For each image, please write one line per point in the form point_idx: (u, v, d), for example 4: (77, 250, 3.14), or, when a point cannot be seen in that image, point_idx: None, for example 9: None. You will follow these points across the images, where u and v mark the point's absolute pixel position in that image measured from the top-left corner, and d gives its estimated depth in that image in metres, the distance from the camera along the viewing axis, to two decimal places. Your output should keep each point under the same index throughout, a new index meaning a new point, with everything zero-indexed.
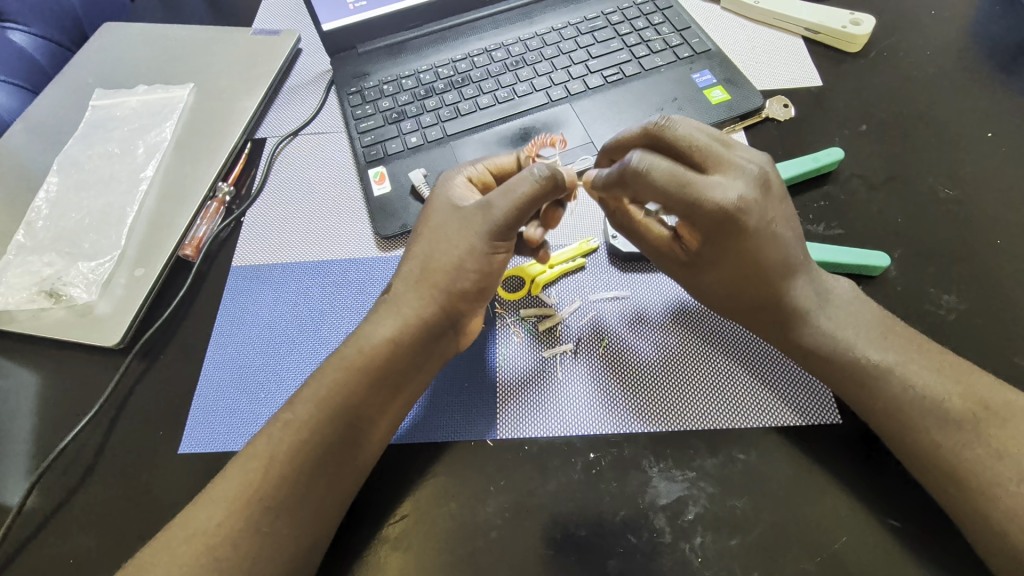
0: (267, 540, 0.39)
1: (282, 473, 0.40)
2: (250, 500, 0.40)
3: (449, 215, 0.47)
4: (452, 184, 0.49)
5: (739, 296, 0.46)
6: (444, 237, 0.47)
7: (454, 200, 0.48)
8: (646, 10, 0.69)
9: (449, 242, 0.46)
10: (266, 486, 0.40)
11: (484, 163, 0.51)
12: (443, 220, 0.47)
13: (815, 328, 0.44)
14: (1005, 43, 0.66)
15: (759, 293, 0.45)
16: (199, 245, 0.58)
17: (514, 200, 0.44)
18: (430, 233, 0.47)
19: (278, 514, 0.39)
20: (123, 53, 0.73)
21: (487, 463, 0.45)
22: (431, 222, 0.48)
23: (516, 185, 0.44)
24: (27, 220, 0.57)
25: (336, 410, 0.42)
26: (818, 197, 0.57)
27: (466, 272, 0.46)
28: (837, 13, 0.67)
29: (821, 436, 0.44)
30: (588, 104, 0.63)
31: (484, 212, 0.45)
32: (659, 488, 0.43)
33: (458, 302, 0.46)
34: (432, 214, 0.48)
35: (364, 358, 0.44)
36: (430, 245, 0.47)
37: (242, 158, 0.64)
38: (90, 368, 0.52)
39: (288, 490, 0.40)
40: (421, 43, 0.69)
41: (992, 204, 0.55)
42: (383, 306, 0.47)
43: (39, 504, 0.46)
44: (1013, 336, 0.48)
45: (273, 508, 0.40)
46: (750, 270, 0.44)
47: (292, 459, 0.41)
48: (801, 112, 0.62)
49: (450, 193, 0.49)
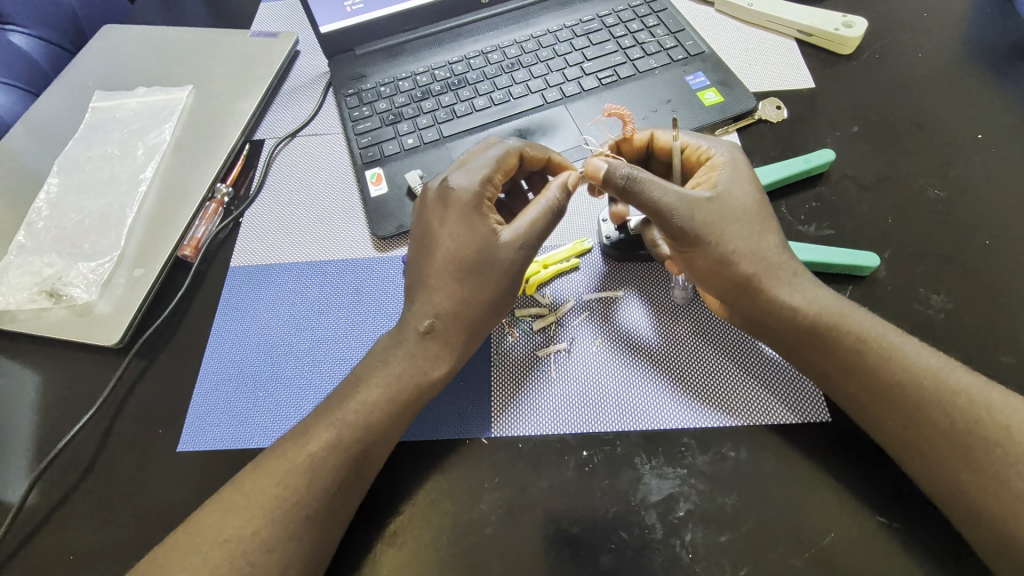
0: (266, 536, 0.39)
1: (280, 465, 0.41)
2: (251, 494, 0.41)
3: (479, 248, 0.46)
4: (472, 204, 0.47)
5: (740, 248, 0.46)
6: (477, 272, 0.46)
7: (477, 226, 0.47)
8: (640, 13, 0.70)
9: (483, 274, 0.46)
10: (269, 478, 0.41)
11: (492, 172, 0.49)
12: (472, 252, 0.46)
13: (802, 319, 0.46)
14: (995, 46, 0.67)
15: (757, 246, 0.47)
16: (197, 245, 0.58)
17: (541, 229, 0.48)
18: (459, 267, 0.47)
19: (277, 509, 0.40)
20: (122, 55, 0.74)
21: (482, 460, 0.45)
22: (459, 257, 0.47)
23: (541, 215, 0.47)
24: (28, 221, 0.58)
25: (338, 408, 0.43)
26: (810, 198, 0.57)
27: (501, 304, 0.48)
28: (830, 15, 0.68)
29: (811, 433, 0.44)
30: (583, 105, 0.64)
31: (517, 245, 0.47)
32: (651, 485, 0.43)
33: (471, 316, 0.47)
34: (456, 245, 0.47)
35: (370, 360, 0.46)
36: (464, 281, 0.46)
37: (241, 159, 0.65)
38: (91, 367, 0.53)
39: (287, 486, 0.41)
40: (418, 45, 0.70)
41: (981, 205, 0.55)
42: None
43: (41, 501, 0.47)
44: (1001, 335, 0.48)
45: (273, 503, 0.40)
46: (747, 220, 0.47)
47: (294, 454, 0.42)
48: (794, 113, 0.63)
49: (471, 217, 0.47)
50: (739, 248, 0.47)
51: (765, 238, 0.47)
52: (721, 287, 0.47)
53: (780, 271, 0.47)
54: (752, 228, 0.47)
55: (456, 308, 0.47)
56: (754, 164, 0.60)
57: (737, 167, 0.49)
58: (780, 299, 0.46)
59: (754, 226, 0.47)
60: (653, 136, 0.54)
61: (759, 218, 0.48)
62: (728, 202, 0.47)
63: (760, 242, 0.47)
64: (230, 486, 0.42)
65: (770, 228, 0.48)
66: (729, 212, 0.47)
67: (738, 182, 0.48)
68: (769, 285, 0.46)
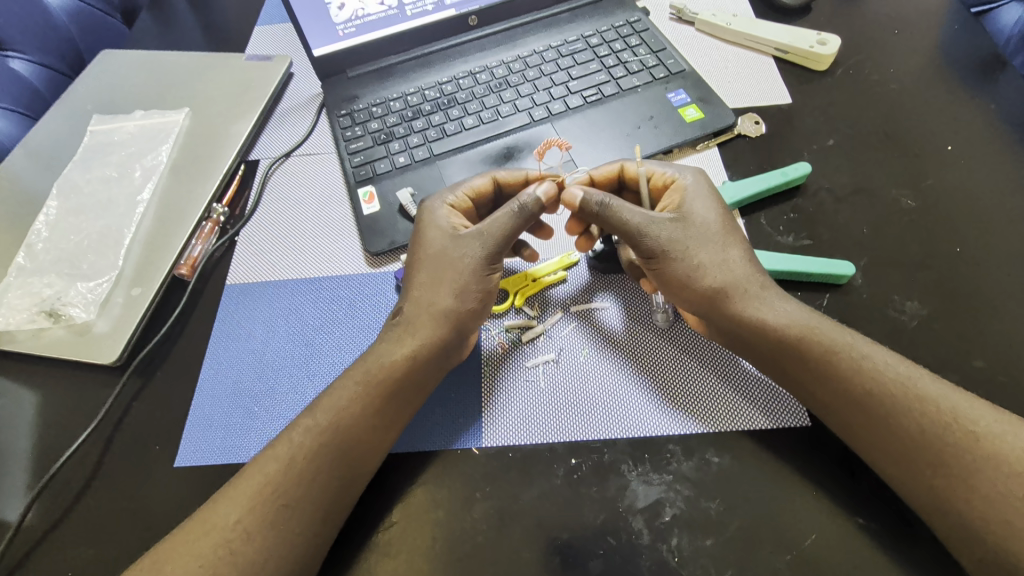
0: (266, 543, 0.40)
1: (283, 472, 0.42)
2: (251, 493, 0.42)
3: (444, 240, 0.51)
4: (438, 213, 0.53)
5: (702, 261, 0.49)
6: (441, 262, 0.50)
7: (442, 226, 0.52)
8: (623, 33, 0.73)
9: (452, 264, 0.50)
10: (274, 487, 0.42)
11: (463, 190, 0.55)
12: (437, 246, 0.51)
13: (783, 320, 0.47)
14: (962, 61, 0.70)
15: (721, 258, 0.50)
16: (194, 265, 0.60)
17: (502, 227, 0.51)
18: (429, 260, 0.51)
19: (275, 511, 0.41)
20: (120, 79, 0.75)
21: (473, 470, 0.46)
22: (430, 250, 0.51)
23: (501, 217, 0.51)
24: (28, 243, 0.59)
25: (338, 417, 0.45)
26: (788, 210, 0.59)
27: (469, 291, 0.50)
28: (805, 33, 0.71)
29: (791, 437, 0.46)
30: (569, 123, 0.66)
31: (479, 237, 0.51)
32: (638, 491, 0.44)
33: (462, 321, 0.49)
34: (428, 244, 0.51)
35: (380, 373, 0.47)
36: (434, 269, 0.50)
37: (237, 179, 0.67)
38: (89, 386, 0.54)
39: (290, 496, 0.42)
40: (408, 67, 0.73)
41: (953, 213, 0.58)
42: None
43: (39, 519, 0.48)
44: (974, 339, 0.50)
45: (273, 509, 0.41)
46: (711, 236, 0.50)
47: (297, 459, 0.43)
48: (772, 128, 0.65)
49: (437, 220, 0.52)
50: (703, 261, 0.49)
51: (730, 250, 0.50)
52: (691, 297, 0.49)
53: (747, 282, 0.49)
54: (716, 242, 0.50)
55: (447, 311, 0.49)
56: (734, 178, 0.62)
57: (701, 190, 0.53)
58: (751, 305, 0.48)
59: (720, 241, 0.50)
60: (623, 168, 0.56)
61: (722, 232, 0.51)
62: (691, 221, 0.51)
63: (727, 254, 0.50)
64: (226, 485, 0.43)
65: (735, 241, 0.51)
66: (693, 229, 0.50)
67: (701, 200, 0.52)
68: (738, 295, 0.48)
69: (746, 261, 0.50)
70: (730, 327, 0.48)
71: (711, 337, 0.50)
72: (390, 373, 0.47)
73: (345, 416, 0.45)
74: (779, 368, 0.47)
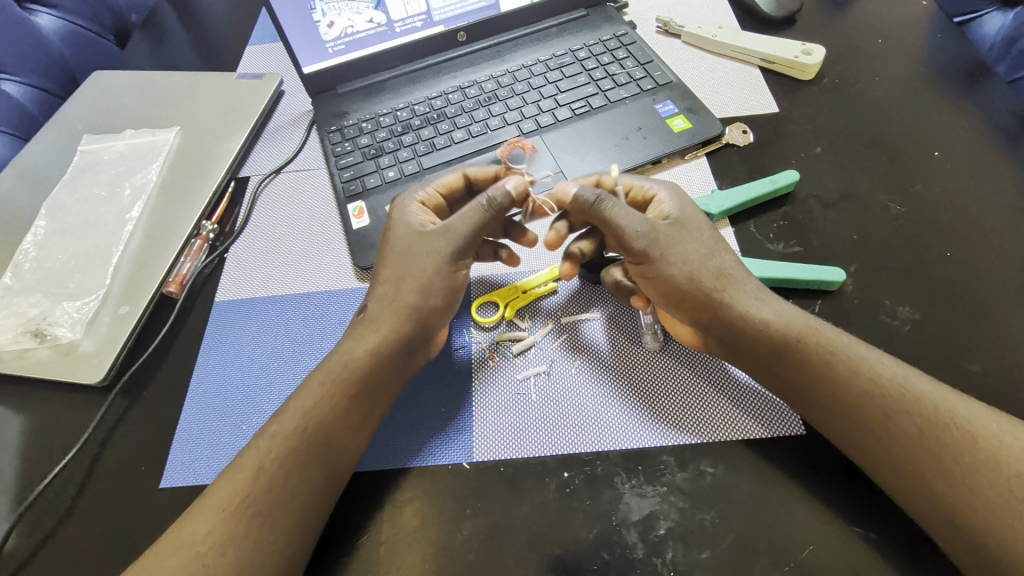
0: (243, 555, 0.39)
1: (258, 479, 0.41)
2: (228, 504, 0.41)
3: (411, 238, 0.51)
4: (408, 210, 0.53)
5: (698, 267, 0.48)
6: (408, 260, 0.50)
7: (411, 223, 0.52)
8: (611, 46, 0.73)
9: (417, 262, 0.50)
10: (247, 494, 0.41)
11: (434, 187, 0.55)
12: (405, 243, 0.51)
13: (778, 321, 0.47)
14: (947, 68, 0.70)
15: (714, 265, 0.49)
16: (182, 282, 0.59)
17: (470, 222, 0.50)
18: (395, 257, 0.50)
19: (247, 518, 0.40)
20: (111, 99, 0.76)
21: (464, 485, 0.46)
22: (396, 247, 0.51)
23: (469, 211, 0.50)
24: (15, 263, 0.59)
25: (315, 421, 0.44)
26: (777, 218, 0.59)
27: (434, 289, 0.49)
28: (790, 43, 0.71)
29: (787, 447, 0.45)
30: (558, 135, 0.66)
31: (445, 234, 0.50)
32: (631, 504, 0.44)
33: (428, 316, 0.49)
34: (394, 239, 0.51)
35: (345, 371, 0.46)
36: (400, 266, 0.50)
37: (227, 197, 0.67)
38: (75, 406, 0.53)
39: (272, 502, 0.41)
40: (398, 83, 0.73)
41: (942, 218, 0.58)
42: (357, 322, 0.50)
43: (21, 544, 0.47)
44: (968, 344, 0.50)
45: (248, 517, 0.40)
46: (703, 242, 0.50)
47: (273, 466, 0.42)
48: (760, 137, 0.66)
49: (407, 218, 0.52)
50: (699, 267, 0.48)
51: (722, 257, 0.50)
52: (688, 302, 0.48)
53: (742, 285, 0.49)
54: (708, 249, 0.50)
55: (412, 307, 0.49)
56: (722, 187, 0.62)
57: (685, 204, 0.52)
58: (746, 310, 0.47)
59: (711, 249, 0.50)
60: (600, 180, 0.55)
61: (712, 239, 0.51)
62: (684, 228, 0.50)
63: (719, 261, 0.49)
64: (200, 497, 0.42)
65: (725, 249, 0.51)
66: (686, 235, 0.50)
67: (688, 212, 0.52)
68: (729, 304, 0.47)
69: (737, 267, 0.50)
70: (726, 329, 0.47)
71: (708, 342, 0.49)
72: (359, 374, 0.46)
73: (316, 420, 0.44)
74: (776, 373, 0.46)
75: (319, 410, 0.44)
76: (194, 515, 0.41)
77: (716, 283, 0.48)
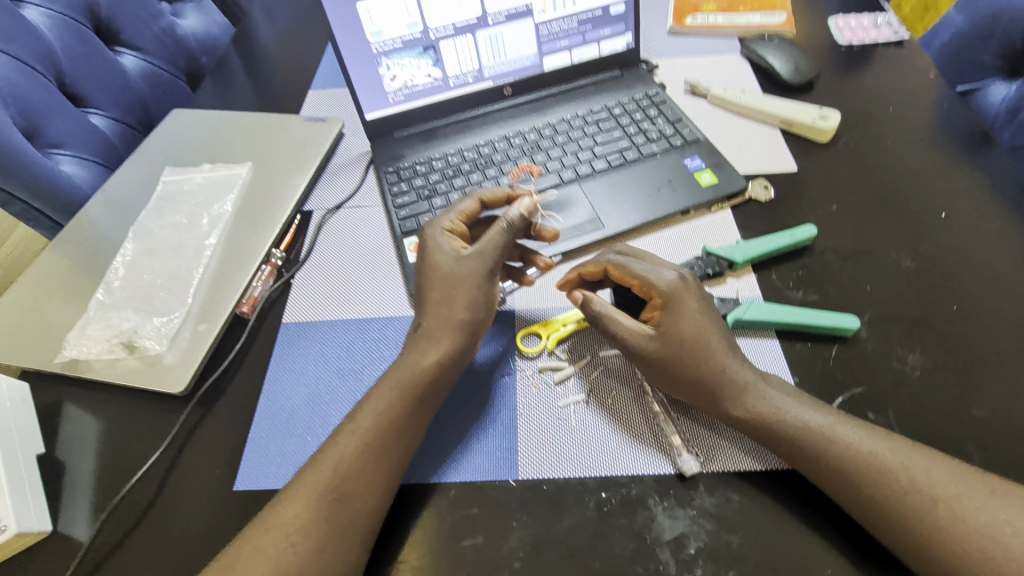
0: (325, 537, 0.45)
1: (339, 473, 0.47)
2: (312, 493, 0.46)
3: (451, 262, 0.57)
4: (440, 240, 0.58)
5: (691, 371, 0.52)
6: (453, 283, 0.56)
7: (446, 251, 0.58)
8: (643, 104, 0.81)
9: (461, 282, 0.56)
10: (331, 482, 0.47)
11: (456, 215, 0.61)
12: (446, 266, 0.57)
13: (773, 413, 0.49)
14: (954, 135, 0.77)
15: (708, 366, 0.52)
16: (254, 304, 0.65)
17: (499, 241, 0.57)
18: (440, 279, 0.56)
19: (330, 504, 0.46)
20: (189, 135, 0.84)
21: (510, 501, 0.50)
22: (440, 272, 0.57)
23: (495, 233, 0.57)
24: (106, 281, 0.66)
25: (384, 427, 0.50)
26: (797, 268, 0.65)
27: (478, 302, 0.56)
28: (808, 108, 0.78)
29: (807, 477, 0.49)
30: (595, 184, 0.73)
31: (481, 255, 0.57)
32: (664, 524, 0.48)
33: (475, 329, 0.56)
34: (436, 265, 0.57)
35: (412, 378, 0.52)
36: (446, 287, 0.56)
37: (293, 229, 0.73)
38: (156, 413, 0.59)
39: (351, 490, 0.47)
40: (449, 130, 0.81)
41: (949, 274, 0.63)
42: (414, 338, 0.55)
43: (108, 536, 0.52)
44: (974, 392, 0.54)
45: (328, 504, 0.46)
46: (697, 347, 0.52)
47: (350, 461, 0.48)
48: (780, 193, 0.72)
49: (441, 247, 0.58)
50: (691, 373, 0.52)
51: (717, 358, 0.52)
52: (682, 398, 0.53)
53: (737, 383, 0.51)
54: (702, 353, 0.52)
55: (464, 323, 0.55)
56: (746, 238, 0.68)
57: (684, 302, 0.53)
58: (738, 409, 0.50)
59: (704, 351, 0.52)
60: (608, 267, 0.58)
61: (707, 339, 0.52)
62: (675, 335, 0.52)
63: (713, 361, 0.52)
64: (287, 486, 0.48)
65: (722, 346, 0.53)
66: (679, 343, 0.52)
67: (685, 314, 0.53)
68: (729, 390, 0.51)
69: (735, 363, 0.52)
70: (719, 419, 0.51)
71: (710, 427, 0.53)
72: (418, 393, 0.52)
73: (382, 433, 0.49)
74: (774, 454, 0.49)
75: (388, 418, 0.50)
76: (285, 501, 0.47)
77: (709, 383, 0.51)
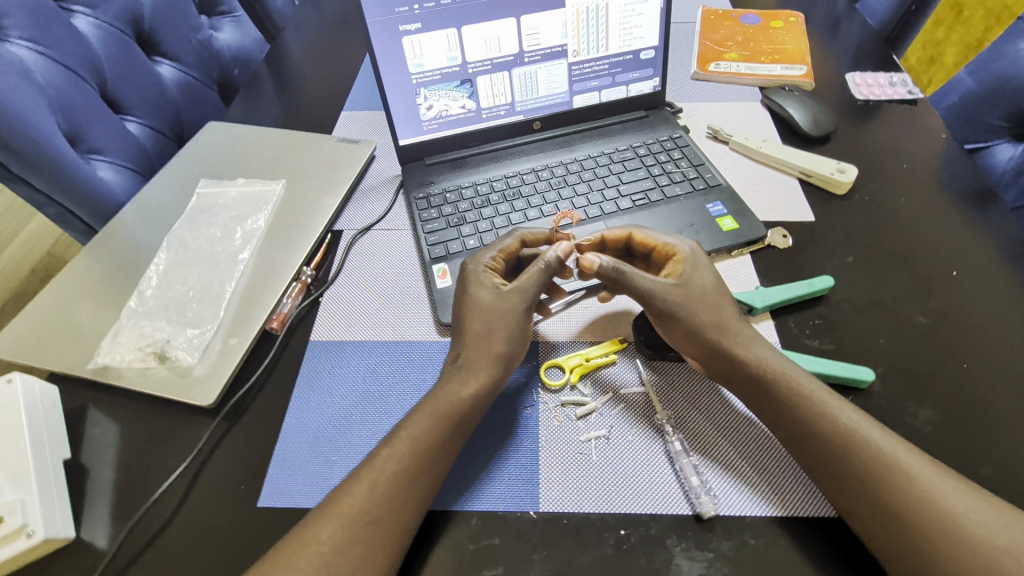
0: (353, 561, 0.46)
1: (373, 497, 0.48)
2: (343, 515, 0.48)
3: (492, 297, 0.59)
4: (481, 275, 0.61)
5: (704, 320, 0.59)
6: (494, 317, 0.58)
7: (486, 286, 0.60)
8: (667, 147, 0.84)
9: (502, 316, 0.58)
10: (362, 507, 0.48)
11: (496, 252, 0.63)
12: (488, 301, 0.59)
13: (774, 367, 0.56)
14: (966, 195, 0.79)
15: (716, 316, 0.59)
16: (283, 320, 0.67)
17: (539, 280, 0.60)
18: (481, 313, 0.58)
19: (362, 527, 0.47)
20: (224, 149, 0.86)
21: (531, 533, 0.51)
22: (481, 306, 0.59)
23: (535, 273, 0.60)
24: (140, 289, 0.67)
25: (414, 453, 0.51)
26: (813, 317, 0.67)
27: (517, 339, 0.58)
28: (826, 161, 0.81)
29: (821, 528, 0.51)
30: (619, 222, 0.75)
31: (521, 293, 0.59)
32: (682, 566, 0.49)
33: (510, 364, 0.57)
34: (477, 300, 0.59)
35: (442, 408, 0.53)
36: (487, 321, 0.58)
37: (324, 247, 0.75)
38: (182, 424, 0.60)
39: (381, 514, 0.48)
40: (479, 160, 0.83)
41: (959, 332, 0.65)
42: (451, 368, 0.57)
43: (130, 546, 0.52)
44: (982, 450, 0.56)
45: (357, 527, 0.47)
46: (708, 298, 0.60)
47: (385, 483, 0.49)
48: (797, 242, 0.74)
49: (481, 282, 0.60)
50: (704, 319, 0.59)
51: (724, 309, 0.60)
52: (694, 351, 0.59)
53: (740, 337, 0.58)
54: (711, 302, 0.60)
55: (502, 356, 0.57)
56: (764, 284, 0.70)
57: (699, 264, 0.63)
58: (743, 358, 0.57)
59: (714, 303, 0.60)
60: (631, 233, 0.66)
61: (714, 293, 0.61)
62: (691, 285, 0.60)
63: (721, 315, 0.59)
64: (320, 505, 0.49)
65: (726, 304, 0.61)
66: (694, 290, 0.60)
67: (699, 272, 0.62)
68: (736, 339, 0.58)
69: (743, 327, 0.59)
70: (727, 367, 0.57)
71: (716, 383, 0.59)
72: (447, 421, 0.53)
73: (411, 459, 0.50)
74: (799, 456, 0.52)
75: (418, 446, 0.51)
76: (317, 520, 0.48)
77: (719, 333, 0.58)
